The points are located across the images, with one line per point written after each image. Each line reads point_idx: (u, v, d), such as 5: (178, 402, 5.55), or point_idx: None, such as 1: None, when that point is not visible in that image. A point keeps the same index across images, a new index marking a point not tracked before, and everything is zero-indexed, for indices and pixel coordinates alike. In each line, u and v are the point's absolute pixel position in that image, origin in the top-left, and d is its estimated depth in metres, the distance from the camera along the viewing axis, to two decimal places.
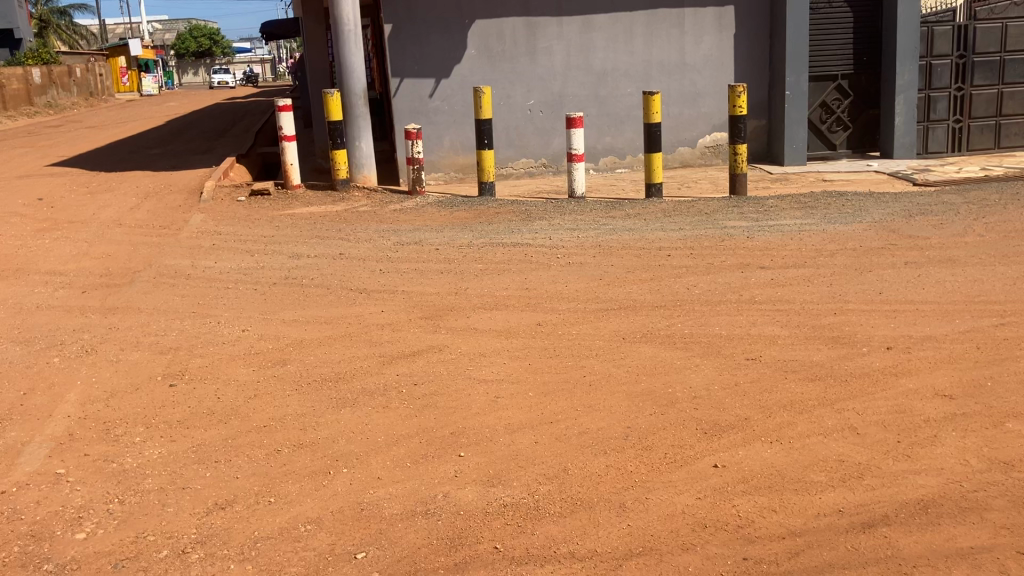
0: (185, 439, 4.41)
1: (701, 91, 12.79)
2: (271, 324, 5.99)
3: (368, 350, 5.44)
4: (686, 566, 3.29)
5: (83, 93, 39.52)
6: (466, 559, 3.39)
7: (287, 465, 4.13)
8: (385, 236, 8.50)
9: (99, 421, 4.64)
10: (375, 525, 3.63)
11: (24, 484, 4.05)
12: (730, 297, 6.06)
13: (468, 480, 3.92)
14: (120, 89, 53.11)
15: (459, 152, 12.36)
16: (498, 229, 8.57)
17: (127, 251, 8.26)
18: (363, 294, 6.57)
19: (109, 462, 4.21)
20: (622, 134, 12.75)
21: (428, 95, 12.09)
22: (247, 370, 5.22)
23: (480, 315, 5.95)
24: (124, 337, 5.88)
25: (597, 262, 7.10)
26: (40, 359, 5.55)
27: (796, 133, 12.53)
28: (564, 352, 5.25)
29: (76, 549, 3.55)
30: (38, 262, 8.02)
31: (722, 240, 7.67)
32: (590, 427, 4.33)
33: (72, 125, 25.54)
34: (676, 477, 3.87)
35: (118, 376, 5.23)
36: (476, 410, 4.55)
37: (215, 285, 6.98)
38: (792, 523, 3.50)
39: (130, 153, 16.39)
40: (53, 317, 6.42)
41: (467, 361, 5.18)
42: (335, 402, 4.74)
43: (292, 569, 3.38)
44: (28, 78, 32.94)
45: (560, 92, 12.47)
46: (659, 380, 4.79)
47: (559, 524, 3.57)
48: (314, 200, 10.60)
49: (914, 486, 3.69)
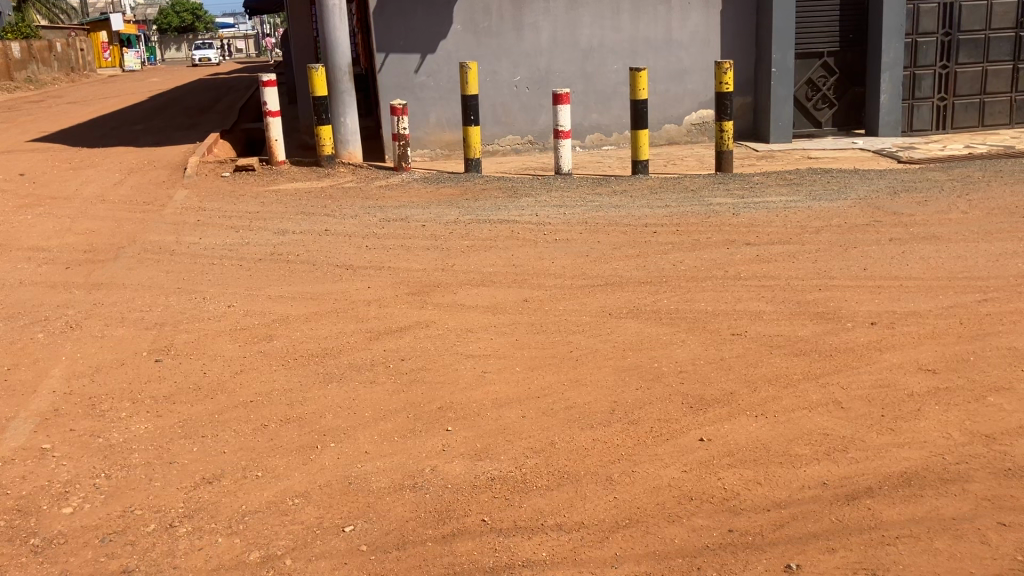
0: (171, 414, 4.41)
1: (687, 68, 12.77)
2: (257, 300, 5.96)
3: (355, 326, 5.43)
4: (672, 538, 3.32)
5: (64, 68, 39.04)
6: (454, 532, 3.40)
7: (275, 440, 4.12)
8: (371, 213, 8.44)
9: (85, 396, 4.63)
10: (363, 498, 3.64)
11: (9, 459, 4.03)
12: (716, 274, 6.06)
13: (456, 454, 3.94)
14: (102, 65, 52.40)
15: (446, 129, 12.30)
16: (485, 205, 8.54)
17: (111, 227, 8.19)
18: (349, 270, 6.55)
19: (96, 438, 4.20)
20: (608, 111, 12.73)
21: (414, 71, 12.00)
22: (234, 346, 5.21)
23: (468, 292, 5.94)
24: (108, 313, 5.85)
25: (584, 239, 7.09)
26: (25, 335, 5.52)
27: (782, 110, 12.56)
28: (551, 328, 5.25)
29: (63, 523, 3.54)
30: (20, 237, 7.95)
31: (708, 217, 7.67)
32: (577, 401, 4.35)
33: (53, 100, 25.28)
34: (662, 451, 3.89)
35: (103, 352, 5.19)
36: (464, 385, 4.56)
37: (201, 261, 6.94)
38: (777, 496, 3.53)
39: (112, 128, 16.25)
40: (36, 293, 6.37)
41: (454, 337, 5.17)
42: (323, 377, 4.74)
43: (281, 542, 3.39)
44: (7, 52, 32.60)
45: (547, 69, 12.42)
46: (645, 354, 4.81)
47: (547, 497, 3.60)
48: (299, 176, 10.55)
49: (898, 459, 3.74)
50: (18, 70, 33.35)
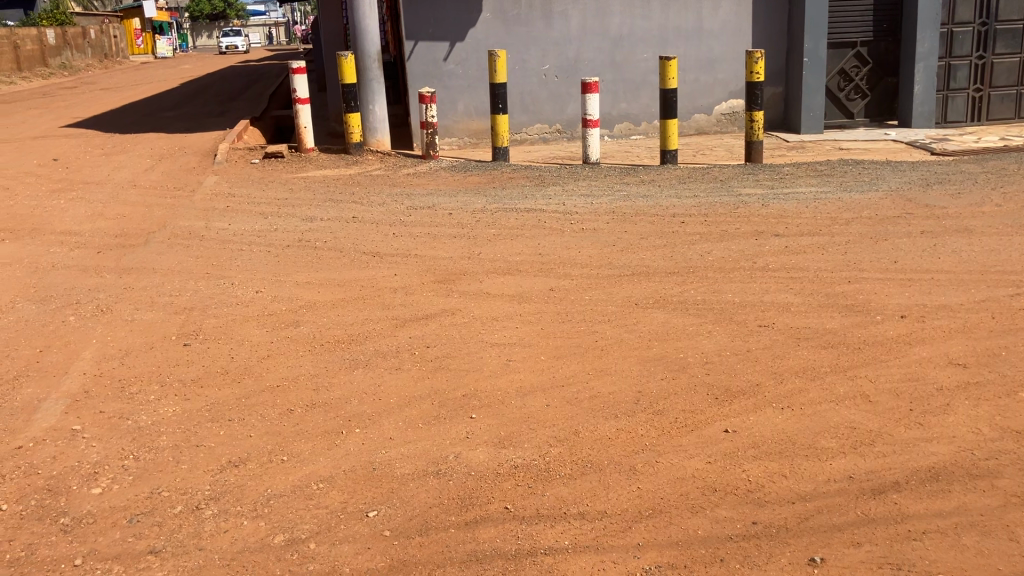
0: (199, 398, 4.45)
1: (718, 57, 12.66)
2: (284, 286, 6.00)
3: (381, 313, 5.45)
4: (696, 529, 3.30)
5: (97, 54, 39.42)
6: (477, 518, 3.41)
7: (300, 425, 4.15)
8: (398, 201, 8.46)
9: (114, 378, 4.69)
10: (387, 484, 3.66)
11: (40, 439, 4.10)
12: (744, 265, 6.01)
13: (480, 442, 3.94)
14: (133, 51, 52.97)
15: (474, 117, 12.28)
16: (511, 194, 8.54)
17: (142, 212, 8.28)
18: (376, 258, 6.57)
19: (125, 420, 4.25)
20: (637, 101, 12.66)
21: (443, 59, 11.99)
22: (261, 331, 5.25)
23: (494, 280, 5.94)
24: (138, 297, 5.91)
25: (611, 228, 7.07)
26: (57, 318, 5.60)
27: (814, 100, 12.42)
28: (576, 317, 5.24)
29: (92, 503, 3.60)
30: (53, 222, 8.06)
31: (737, 207, 7.60)
32: (602, 390, 4.34)
33: (87, 86, 25.52)
34: (687, 441, 3.88)
35: (133, 335, 5.26)
36: (489, 372, 4.57)
37: (230, 247, 7.00)
38: (801, 489, 3.51)
39: (144, 114, 16.40)
40: (69, 276, 6.45)
41: (479, 325, 5.18)
42: (348, 363, 4.77)
43: (305, 526, 3.41)
44: (42, 38, 33.01)
45: (576, 57, 12.36)
46: (671, 345, 4.79)
47: (570, 486, 3.59)
48: (327, 163, 10.60)
49: (926, 454, 3.69)
50: (53, 56, 33.73)
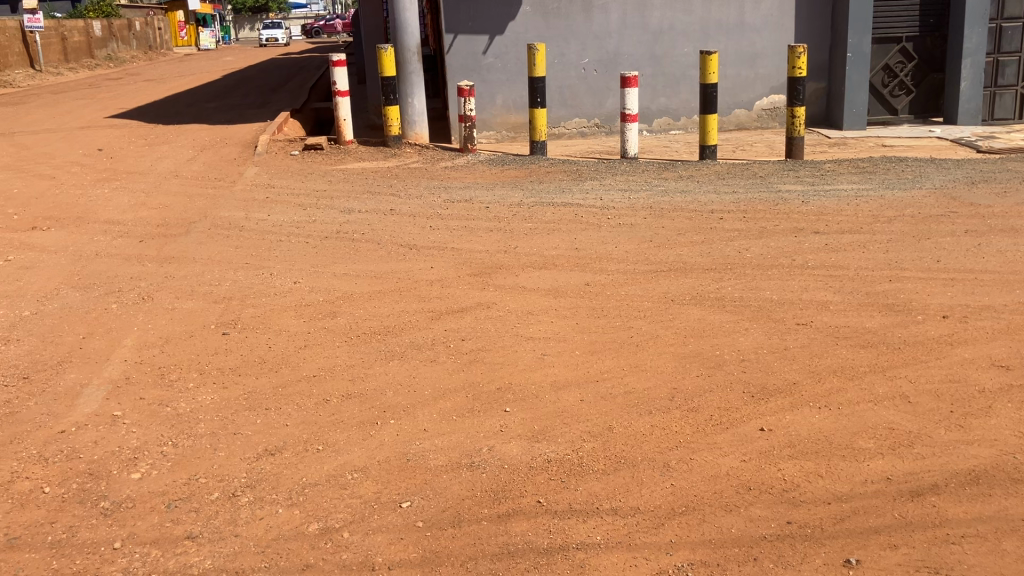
0: (236, 386, 4.51)
1: (759, 52, 12.53)
2: (322, 277, 6.05)
3: (417, 305, 5.47)
4: (729, 527, 3.28)
5: (142, 46, 39.96)
6: (509, 511, 3.42)
7: (335, 414, 4.19)
8: (436, 194, 8.48)
9: (155, 366, 4.77)
10: (420, 475, 3.68)
11: (81, 424, 4.18)
12: (783, 262, 5.95)
13: (513, 435, 3.95)
14: (177, 43, 53.74)
15: (512, 111, 12.28)
16: (549, 188, 8.53)
17: (184, 202, 8.39)
18: (413, 250, 6.60)
19: (164, 407, 4.32)
20: (677, 95, 12.58)
21: (482, 52, 11.99)
22: (298, 321, 5.30)
23: (529, 274, 5.93)
24: (179, 286, 6.00)
25: (648, 224, 7.03)
26: (100, 305, 5.70)
27: (857, 96, 12.23)
28: (612, 312, 5.22)
29: (131, 488, 3.66)
30: (97, 211, 8.20)
31: (776, 204, 7.52)
32: (637, 386, 4.32)
33: (132, 78, 25.88)
34: (722, 439, 3.85)
35: (173, 324, 5.33)
36: (523, 366, 4.58)
37: (269, 238, 7.07)
38: (837, 489, 3.47)
39: (187, 105, 16.60)
40: (112, 264, 6.56)
41: (514, 319, 5.18)
42: (383, 354, 4.80)
43: (339, 515, 3.44)
44: (89, 30, 33.53)
45: (615, 51, 12.30)
46: (707, 342, 4.75)
47: (603, 482, 3.59)
48: (366, 155, 10.66)
49: (965, 457, 3.63)
50: (100, 48, 34.26)
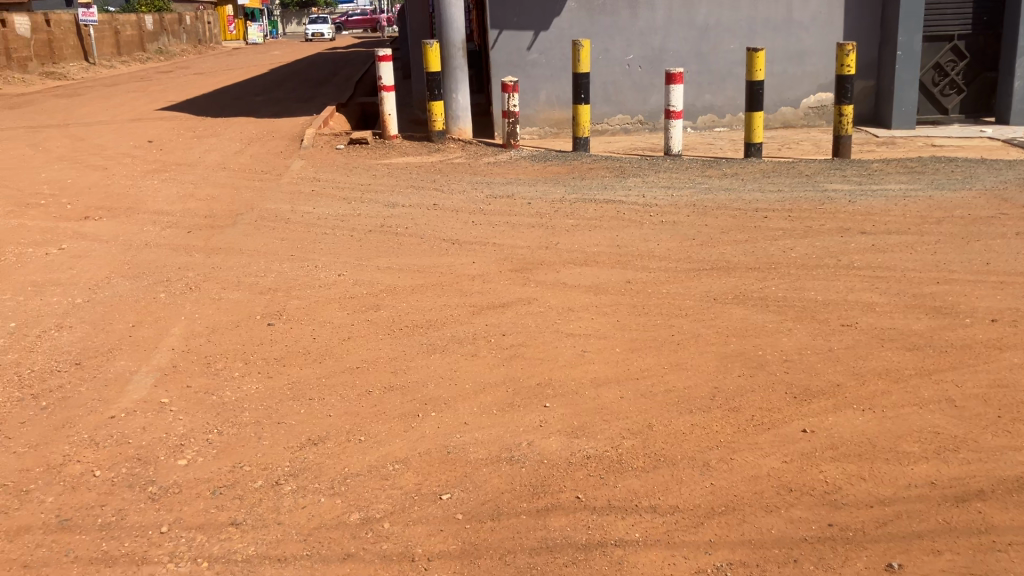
0: (281, 376, 4.58)
1: (807, 49, 12.38)
2: (365, 270, 6.11)
3: (458, 299, 5.51)
4: (769, 528, 3.27)
5: (192, 40, 40.53)
6: (548, 506, 3.44)
7: (377, 406, 4.24)
8: (478, 189, 8.52)
9: (202, 355, 4.85)
10: (460, 468, 3.71)
11: (130, 410, 4.27)
12: (828, 262, 5.88)
13: (553, 431, 3.96)
14: (226, 37, 54.39)
15: (555, 107, 12.27)
16: (591, 184, 8.51)
17: (231, 194, 8.51)
18: (455, 245, 6.63)
19: (210, 395, 4.40)
20: (722, 92, 12.48)
21: (527, 48, 11.99)
22: (342, 313, 5.36)
23: (571, 271, 5.94)
24: (226, 276, 6.09)
25: (691, 221, 6.99)
26: (149, 294, 5.81)
27: (906, 95, 12.03)
28: (653, 310, 5.21)
29: (178, 474, 3.73)
30: (146, 201, 8.35)
31: (822, 203, 7.44)
32: (678, 384, 4.31)
33: (182, 71, 26.25)
34: (763, 440, 3.83)
35: (220, 313, 5.42)
36: (564, 362, 4.58)
37: (314, 230, 7.15)
38: (880, 492, 3.43)
39: (234, 99, 16.82)
40: (160, 254, 6.68)
41: (555, 315, 5.19)
42: (425, 347, 4.84)
43: (380, 505, 3.49)
44: (141, 23, 34.08)
45: (661, 47, 12.23)
46: (750, 342, 4.72)
47: (642, 479, 3.59)
48: (410, 150, 10.73)
49: (1013, 463, 3.57)
50: (150, 42, 34.82)
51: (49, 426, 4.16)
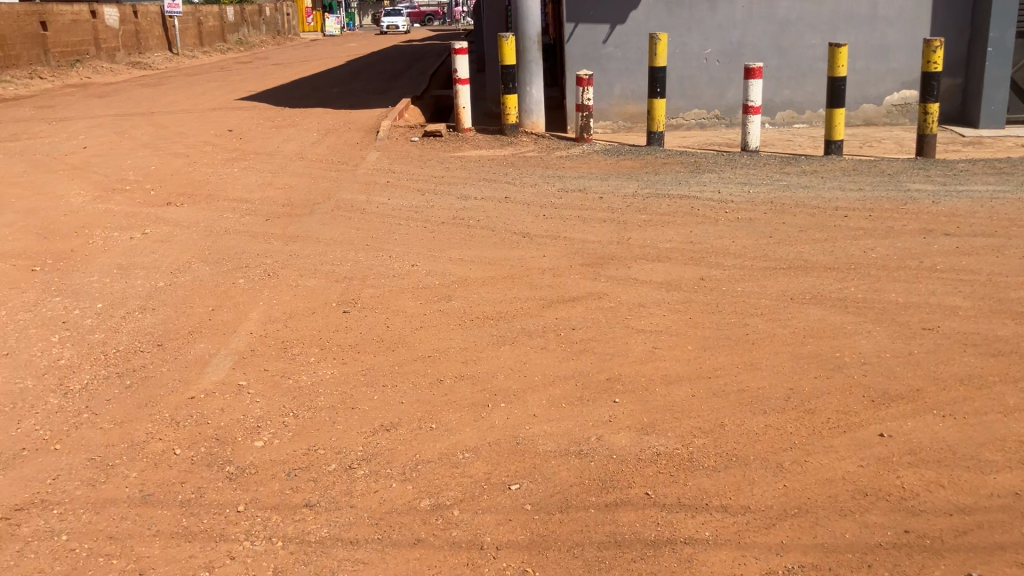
0: (355, 362, 4.66)
1: (892, 45, 12.05)
2: (438, 262, 6.16)
3: (529, 292, 5.52)
4: (843, 532, 3.21)
5: (271, 31, 41.30)
6: (617, 501, 3.43)
7: (448, 395, 4.28)
8: (551, 183, 8.51)
9: (279, 340, 4.96)
10: (529, 459, 3.73)
11: (210, 391, 4.40)
12: (909, 264, 5.73)
13: (623, 426, 3.95)
14: (304, 29, 55.28)
15: (630, 101, 12.19)
16: (665, 180, 8.44)
17: (309, 184, 8.67)
18: (527, 238, 6.64)
19: (286, 379, 4.50)
20: (802, 89, 12.24)
21: (603, 41, 11.94)
22: (415, 303, 5.42)
23: (643, 267, 5.89)
24: (302, 264, 6.21)
25: (768, 219, 6.88)
26: (229, 280, 5.96)
27: (996, 94, 11.68)
28: (727, 308, 5.14)
29: (254, 455, 3.83)
30: (227, 189, 8.56)
31: (904, 203, 7.24)
32: (751, 384, 4.26)
33: (262, 62, 26.79)
34: (838, 443, 3.75)
35: (296, 300, 5.54)
36: (635, 358, 4.56)
37: (388, 221, 7.24)
38: (961, 501, 3.34)
39: (312, 90, 17.11)
40: (240, 241, 6.84)
41: (627, 311, 5.16)
42: (496, 339, 4.86)
43: (450, 493, 3.53)
44: (223, 15, 34.86)
45: (739, 42, 12.04)
46: (827, 343, 4.63)
47: (713, 478, 3.55)
48: (483, 143, 10.78)
49: None
50: (231, 33, 35.60)
51: (133, 404, 4.30)
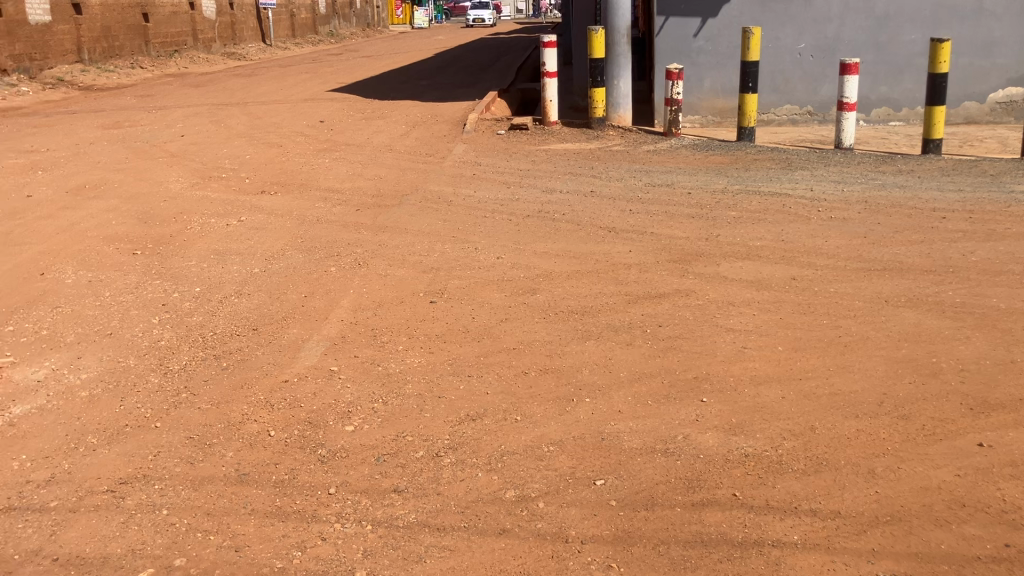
0: (442, 351, 4.73)
1: (998, 40, 11.59)
2: (524, 255, 6.19)
3: (615, 288, 5.51)
4: (938, 543, 3.13)
5: (361, 24, 41.97)
6: (704, 501, 3.41)
7: (534, 388, 4.31)
8: (637, 178, 8.46)
9: (368, 327, 5.06)
10: (615, 455, 3.73)
11: (303, 375, 4.52)
12: (1013, 269, 5.52)
13: (710, 426, 3.92)
14: (392, 21, 56.00)
15: (720, 96, 12.03)
16: (755, 176, 8.30)
17: (397, 175, 8.81)
18: (613, 233, 6.62)
19: (375, 366, 4.59)
20: (900, 85, 11.87)
21: (693, 35, 11.81)
22: (501, 295, 5.46)
23: (731, 264, 5.82)
24: (391, 254, 6.31)
25: (862, 219, 6.71)
26: (320, 267, 6.10)
27: None
28: (819, 309, 5.04)
29: (345, 439, 3.93)
30: (318, 179, 8.75)
31: (1008, 205, 6.98)
32: (844, 388, 4.17)
33: (352, 54, 27.26)
34: (934, 451, 3.65)
35: (385, 289, 5.64)
36: (723, 358, 4.51)
37: (475, 213, 7.30)
38: None
39: (401, 82, 17.33)
40: (331, 230, 7.00)
41: (715, 309, 5.11)
42: (582, 333, 4.87)
43: (535, 485, 3.55)
44: (315, 7, 35.56)
45: (835, 36, 11.73)
46: (923, 348, 4.51)
47: (803, 482, 3.50)
48: (569, 137, 10.78)
49: None
50: (322, 25, 36.30)
51: (229, 386, 4.46)
